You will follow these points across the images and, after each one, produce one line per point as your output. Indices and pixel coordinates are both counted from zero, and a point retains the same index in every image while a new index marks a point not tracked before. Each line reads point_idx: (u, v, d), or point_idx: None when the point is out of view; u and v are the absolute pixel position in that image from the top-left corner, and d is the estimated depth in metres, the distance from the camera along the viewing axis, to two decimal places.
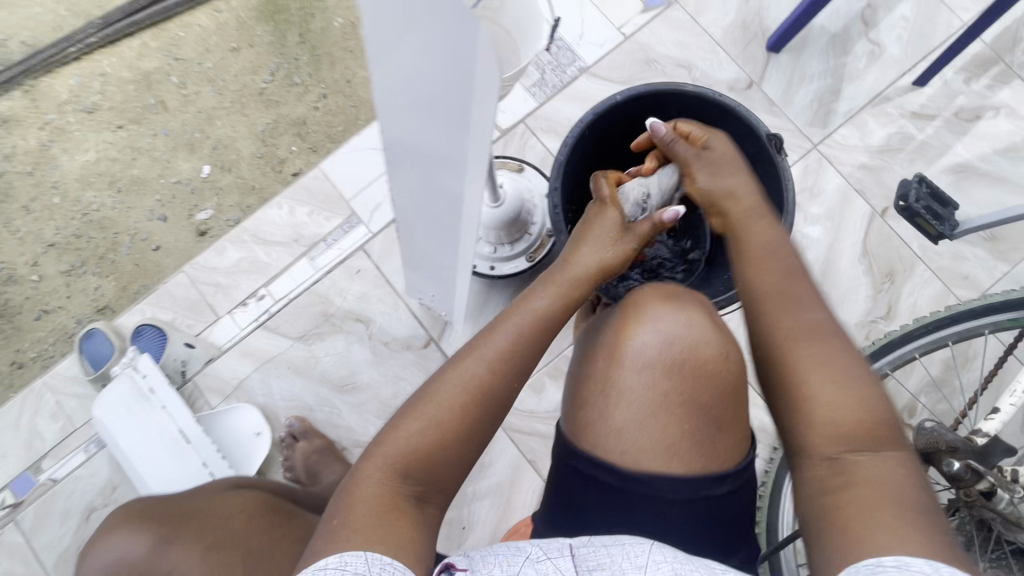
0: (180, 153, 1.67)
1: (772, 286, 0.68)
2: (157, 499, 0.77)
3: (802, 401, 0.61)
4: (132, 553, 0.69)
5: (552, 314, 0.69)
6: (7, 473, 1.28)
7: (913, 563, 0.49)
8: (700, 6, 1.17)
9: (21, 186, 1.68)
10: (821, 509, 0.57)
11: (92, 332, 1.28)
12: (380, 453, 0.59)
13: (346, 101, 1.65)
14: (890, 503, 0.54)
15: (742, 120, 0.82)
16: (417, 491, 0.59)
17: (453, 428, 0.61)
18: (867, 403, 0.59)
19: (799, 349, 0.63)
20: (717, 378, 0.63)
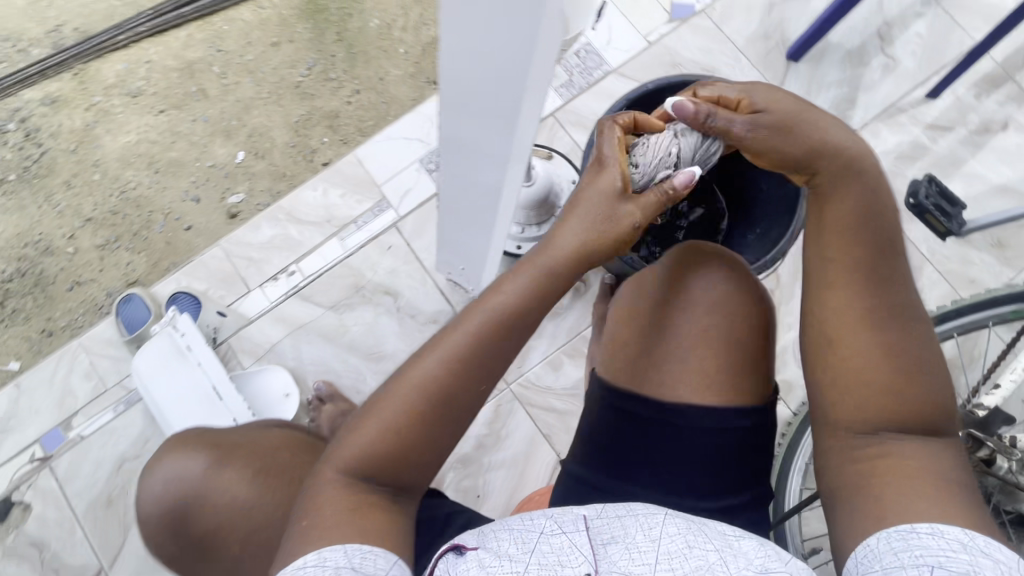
0: (216, 139, 1.61)
1: (852, 262, 0.62)
2: (205, 432, 0.82)
3: (849, 381, 0.62)
4: (190, 473, 0.76)
5: (514, 311, 0.62)
6: (37, 428, 1.23)
7: (948, 531, 0.52)
8: (725, 15, 1.24)
9: (63, 163, 1.60)
10: (852, 476, 0.61)
11: (129, 297, 1.30)
12: (342, 456, 0.61)
13: (378, 97, 1.62)
14: (928, 475, 0.57)
15: None
16: (392, 485, 0.61)
17: (417, 428, 0.61)
18: (920, 393, 0.60)
19: (862, 335, 0.61)
20: (746, 317, 0.73)
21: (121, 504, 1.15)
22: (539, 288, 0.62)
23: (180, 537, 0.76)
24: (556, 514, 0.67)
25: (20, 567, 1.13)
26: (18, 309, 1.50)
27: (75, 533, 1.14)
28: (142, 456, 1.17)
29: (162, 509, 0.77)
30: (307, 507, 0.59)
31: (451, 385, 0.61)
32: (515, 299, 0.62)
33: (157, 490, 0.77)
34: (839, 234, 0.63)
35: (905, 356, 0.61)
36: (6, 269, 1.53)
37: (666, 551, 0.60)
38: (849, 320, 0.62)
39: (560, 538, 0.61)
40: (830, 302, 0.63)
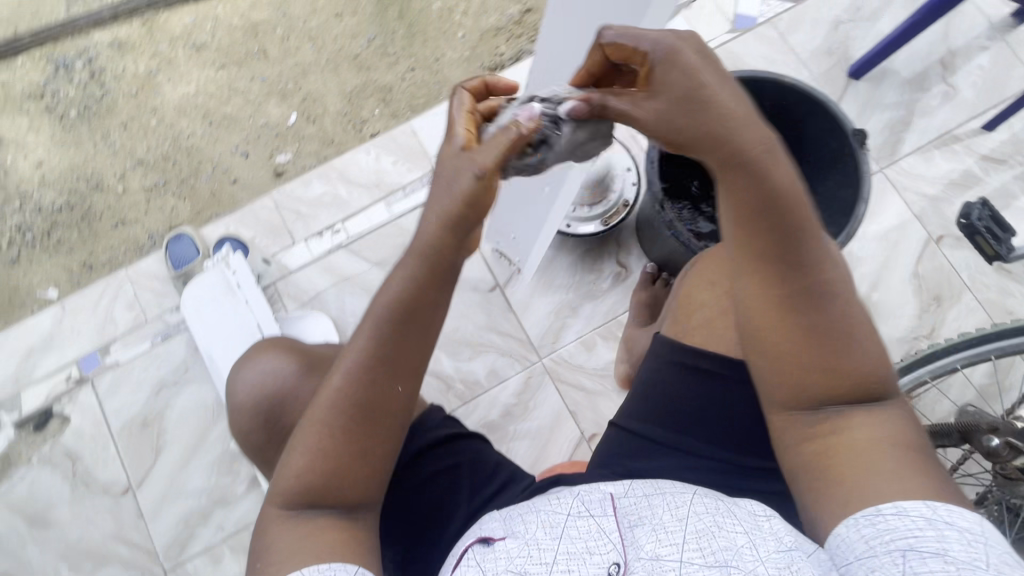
0: (272, 99, 1.61)
1: (764, 251, 0.61)
2: (290, 343, 0.85)
3: (784, 369, 0.62)
4: (282, 372, 0.80)
5: (402, 306, 0.58)
6: (77, 350, 1.27)
7: (910, 509, 0.55)
8: (792, 27, 1.26)
9: (123, 104, 1.61)
10: (814, 465, 0.62)
11: (180, 235, 1.32)
12: (281, 489, 0.60)
13: (431, 78, 1.60)
14: (884, 447, 0.59)
15: (831, 115, 0.85)
16: (341, 506, 0.60)
17: (344, 444, 0.59)
18: (849, 365, 0.60)
19: (780, 323, 0.62)
20: None
21: (155, 429, 1.19)
22: (427, 280, 0.59)
23: (267, 429, 0.79)
24: (584, 492, 0.72)
25: (54, 477, 1.18)
26: (63, 239, 1.52)
27: (108, 450, 1.18)
28: (179, 385, 1.21)
29: (251, 407, 0.80)
30: (264, 546, 0.59)
31: (365, 396, 0.59)
32: (406, 294, 0.59)
33: (250, 385, 0.81)
34: (748, 225, 0.61)
35: (826, 330, 0.60)
36: (56, 199, 1.55)
37: (694, 529, 0.64)
38: (770, 311, 0.62)
39: (587, 522, 0.66)
40: (751, 294, 0.63)
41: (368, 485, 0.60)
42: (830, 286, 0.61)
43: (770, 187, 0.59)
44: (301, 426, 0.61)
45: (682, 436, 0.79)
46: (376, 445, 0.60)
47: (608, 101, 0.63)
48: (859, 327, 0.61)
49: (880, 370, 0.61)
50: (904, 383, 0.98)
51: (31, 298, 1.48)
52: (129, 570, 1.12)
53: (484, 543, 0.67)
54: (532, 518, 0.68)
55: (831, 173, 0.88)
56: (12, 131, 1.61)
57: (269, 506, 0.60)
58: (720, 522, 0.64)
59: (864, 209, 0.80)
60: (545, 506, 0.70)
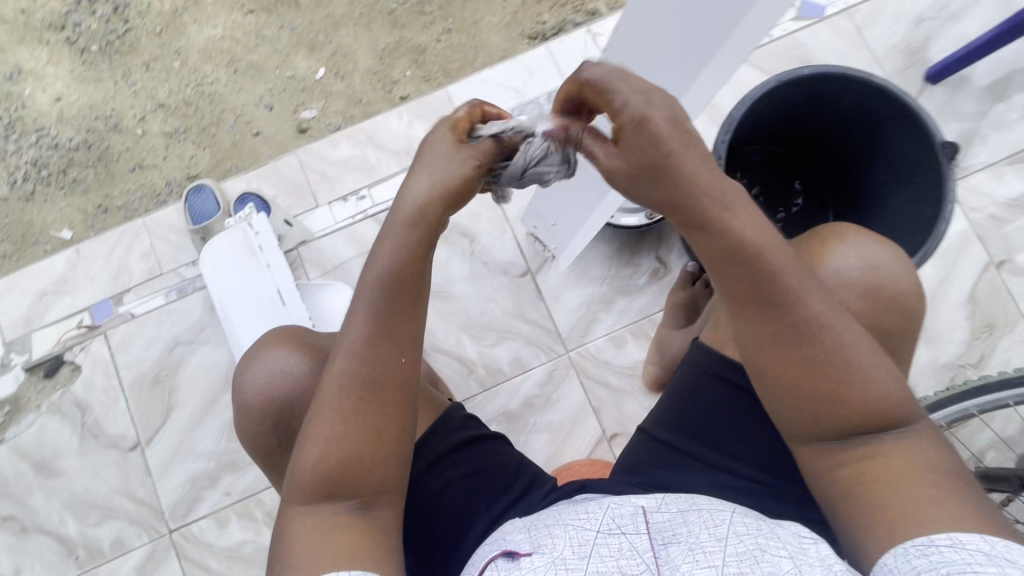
0: (300, 52, 1.49)
1: (742, 298, 0.58)
2: (296, 331, 0.82)
3: (796, 401, 0.59)
4: (293, 370, 0.75)
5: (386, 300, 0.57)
6: (89, 297, 1.24)
7: (969, 540, 0.50)
8: (869, 21, 1.17)
9: (145, 42, 1.52)
10: (851, 492, 0.58)
11: (201, 187, 1.27)
12: (294, 487, 0.56)
13: (468, 41, 1.47)
14: (921, 473, 0.56)
15: (920, 124, 0.78)
16: (356, 499, 0.57)
17: (354, 430, 0.56)
18: (855, 391, 0.57)
19: (775, 361, 0.58)
20: (902, 304, 0.70)
21: (167, 387, 1.16)
22: (424, 248, 0.58)
23: (277, 431, 0.75)
24: (613, 505, 0.65)
25: (63, 426, 1.16)
26: (79, 178, 1.47)
27: (119, 403, 1.16)
28: (194, 344, 1.18)
29: (261, 405, 0.75)
30: (280, 549, 0.55)
31: (361, 378, 0.57)
32: (399, 271, 0.57)
33: (256, 383, 0.76)
34: (724, 273, 0.57)
35: (826, 361, 0.57)
36: (73, 137, 1.49)
37: (734, 551, 0.57)
38: (765, 352, 0.59)
39: (618, 540, 0.60)
40: (744, 337, 0.59)
41: (372, 486, 0.57)
42: (819, 316, 0.56)
43: (742, 235, 0.55)
44: (310, 415, 0.57)
45: (718, 455, 0.74)
46: (370, 446, 0.57)
47: (584, 138, 0.58)
48: (857, 348, 0.57)
49: (890, 385, 0.57)
50: (948, 414, 0.93)
51: (44, 237, 1.45)
52: (133, 525, 1.11)
53: (507, 558, 0.61)
54: (560, 533, 0.62)
55: (907, 184, 0.83)
56: (30, 62, 1.53)
57: (287, 506, 0.56)
58: (764, 547, 0.58)
59: (943, 228, 0.75)
60: (573, 519, 0.64)
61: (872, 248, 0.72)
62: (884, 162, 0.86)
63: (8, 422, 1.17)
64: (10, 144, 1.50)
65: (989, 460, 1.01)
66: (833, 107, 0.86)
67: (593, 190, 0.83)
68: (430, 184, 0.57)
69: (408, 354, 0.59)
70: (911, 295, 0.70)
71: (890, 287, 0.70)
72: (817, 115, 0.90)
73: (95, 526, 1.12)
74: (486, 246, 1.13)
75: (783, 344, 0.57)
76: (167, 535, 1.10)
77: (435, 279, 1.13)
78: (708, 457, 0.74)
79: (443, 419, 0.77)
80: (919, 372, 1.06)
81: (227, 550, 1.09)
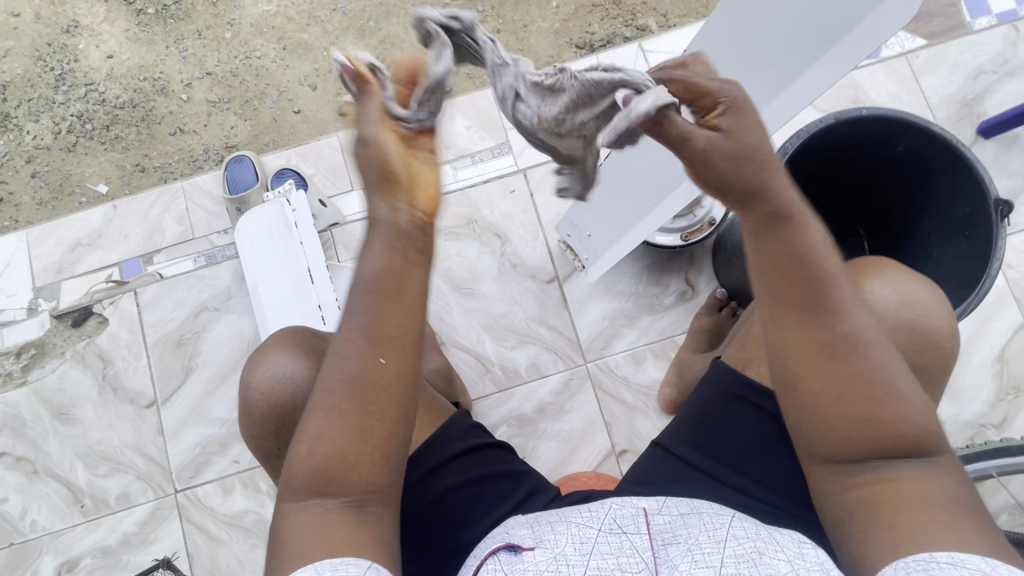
0: (350, 36, 1.51)
1: (795, 298, 0.53)
2: (302, 332, 0.81)
3: (824, 420, 0.54)
4: (296, 376, 0.75)
5: (389, 315, 0.50)
6: (121, 252, 1.26)
7: (970, 560, 0.46)
8: (926, 68, 1.17)
9: (200, 11, 1.55)
10: (857, 508, 0.54)
11: (241, 157, 1.28)
12: (295, 477, 0.53)
13: (516, 44, 1.48)
14: (939, 499, 0.51)
15: (974, 177, 0.78)
16: (348, 498, 0.53)
17: (345, 427, 0.51)
18: (889, 412, 0.52)
19: (813, 370, 0.53)
20: (940, 346, 0.67)
21: (188, 349, 1.18)
22: (399, 245, 0.50)
23: (279, 436, 0.76)
24: (614, 506, 0.63)
25: (83, 376, 1.18)
26: (121, 136, 1.50)
27: (141, 360, 1.18)
28: (219, 312, 1.20)
29: (263, 407, 0.75)
30: (278, 544, 0.54)
31: (347, 381, 0.51)
32: (381, 271, 0.50)
33: (258, 386, 0.76)
34: (780, 275, 0.53)
35: (864, 375, 0.52)
36: (120, 95, 1.52)
37: (732, 553, 0.54)
38: (805, 361, 0.53)
39: (619, 538, 0.57)
40: (781, 341, 0.54)
41: (369, 496, 0.53)
42: (867, 328, 0.53)
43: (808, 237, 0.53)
44: (305, 413, 0.53)
45: (728, 471, 0.72)
46: (360, 457, 0.51)
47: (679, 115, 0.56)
48: (897, 368, 0.53)
49: (925, 415, 0.53)
50: (968, 472, 0.92)
51: (81, 189, 1.48)
52: (140, 481, 1.13)
53: (510, 551, 0.58)
54: (563, 530, 0.60)
55: (952, 237, 0.83)
56: (88, 17, 1.56)
57: (287, 496, 0.53)
58: (762, 549, 0.54)
59: (987, 284, 0.74)
60: (574, 516, 0.62)
61: (912, 286, 0.68)
62: (931, 209, 0.85)
63: (30, 366, 1.20)
64: (59, 95, 1.53)
65: (1001, 523, 0.99)
66: (885, 150, 0.86)
67: (634, 208, 0.86)
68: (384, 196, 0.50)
69: (388, 355, 0.51)
70: (945, 334, 0.67)
71: (928, 326, 0.67)
72: (868, 157, 0.89)
73: (103, 477, 1.14)
74: (517, 248, 1.14)
75: (830, 389, 0.53)
76: (172, 495, 1.12)
77: (463, 274, 1.14)
78: (723, 473, 0.72)
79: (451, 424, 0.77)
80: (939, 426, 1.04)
81: (229, 518, 1.10)
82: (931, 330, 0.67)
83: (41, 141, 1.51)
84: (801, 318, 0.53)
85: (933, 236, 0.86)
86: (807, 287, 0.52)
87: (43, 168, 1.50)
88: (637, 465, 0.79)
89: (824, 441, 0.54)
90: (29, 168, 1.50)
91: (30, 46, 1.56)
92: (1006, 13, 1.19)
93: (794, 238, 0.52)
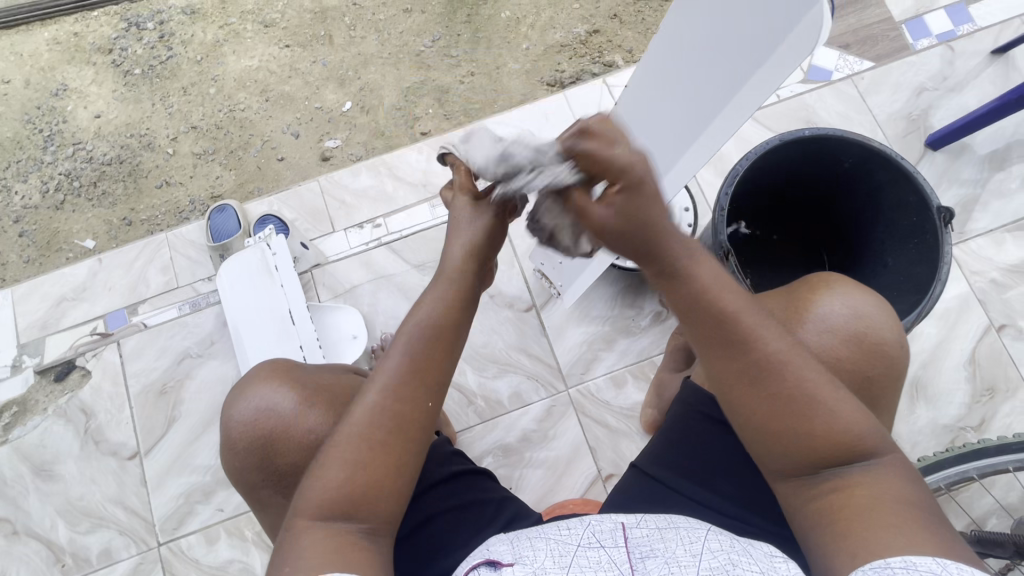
0: (330, 85, 1.57)
1: (707, 337, 0.55)
2: (292, 364, 0.82)
3: (769, 439, 0.56)
4: (280, 407, 0.75)
5: (438, 373, 0.59)
6: (105, 304, 1.27)
7: (920, 563, 0.47)
8: (872, 88, 1.23)
9: (185, 69, 1.61)
10: (818, 519, 0.55)
11: (224, 207, 1.31)
12: (320, 493, 0.54)
13: (489, 84, 1.54)
14: (889, 505, 0.52)
15: (916, 187, 0.82)
16: (366, 523, 0.55)
17: (377, 456, 0.56)
18: (826, 422, 0.54)
19: (745, 400, 0.56)
20: (888, 357, 0.69)
21: (172, 398, 1.18)
22: (460, 304, 0.62)
23: (261, 467, 0.75)
24: (594, 522, 0.63)
25: (66, 431, 1.18)
26: (108, 192, 1.54)
27: (123, 412, 1.18)
28: (202, 358, 1.21)
29: (245, 441, 0.75)
30: (289, 552, 0.52)
31: (394, 415, 0.57)
32: (438, 319, 0.61)
33: (240, 418, 0.76)
34: (694, 326, 0.56)
35: (787, 396, 0.54)
36: (107, 152, 1.57)
37: (708, 565, 0.54)
38: (736, 393, 0.56)
39: (598, 552, 0.57)
40: (714, 376, 0.57)
41: (377, 514, 0.55)
42: (780, 350, 0.55)
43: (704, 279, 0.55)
44: (331, 440, 0.57)
45: (705, 490, 0.72)
46: (380, 480, 0.56)
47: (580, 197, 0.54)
48: (821, 377, 0.55)
49: (860, 421, 0.55)
50: (947, 475, 0.92)
51: (68, 245, 1.51)
52: (123, 536, 1.11)
53: (490, 566, 0.57)
54: (541, 545, 0.60)
55: (905, 244, 0.86)
56: (75, 80, 1.62)
57: (302, 517, 0.54)
58: (735, 561, 0.55)
59: (938, 289, 0.78)
60: (552, 530, 0.63)
61: (860, 298, 0.70)
62: (881, 219, 0.89)
63: (13, 423, 1.20)
64: (47, 156, 1.58)
65: (990, 527, 0.99)
66: (832, 164, 0.90)
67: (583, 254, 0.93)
68: (462, 252, 0.63)
69: (434, 399, 0.59)
70: (894, 346, 0.69)
71: (879, 340, 0.69)
72: (819, 170, 0.93)
73: (85, 534, 1.12)
74: (493, 279, 1.16)
75: (757, 410, 0.55)
76: (155, 548, 1.10)
77: None
78: (700, 493, 0.72)
79: (432, 454, 0.78)
80: (919, 430, 1.06)
81: (213, 568, 1.08)
82: (883, 344, 0.68)
83: (29, 201, 1.54)
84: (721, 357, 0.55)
85: (886, 244, 0.90)
86: (706, 322, 0.55)
87: (29, 227, 1.52)
88: (617, 488, 0.79)
89: (765, 449, 0.57)
90: (16, 228, 1.52)
91: (19, 110, 1.61)
92: (945, 33, 1.26)
93: (693, 284, 0.55)
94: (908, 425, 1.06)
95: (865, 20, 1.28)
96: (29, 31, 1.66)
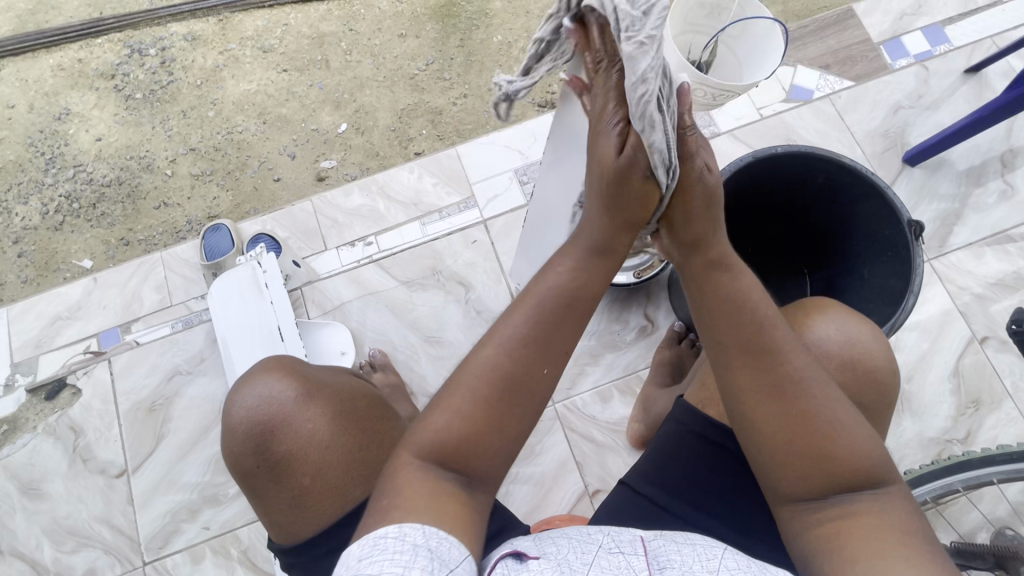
0: (325, 108, 1.61)
1: (740, 345, 0.56)
2: (298, 365, 0.82)
3: (785, 453, 0.55)
4: (281, 397, 0.77)
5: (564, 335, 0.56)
6: (99, 323, 1.28)
7: None
8: (849, 106, 1.27)
9: (185, 93, 1.66)
10: (815, 544, 0.53)
11: (218, 226, 1.30)
12: (417, 442, 0.54)
13: (482, 106, 1.58)
14: (890, 534, 0.51)
15: (887, 202, 0.83)
16: (459, 475, 0.53)
17: (481, 412, 0.53)
18: (833, 450, 0.53)
19: (766, 411, 0.55)
20: (876, 386, 0.69)
21: (161, 415, 1.19)
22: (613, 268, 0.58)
23: (260, 453, 0.74)
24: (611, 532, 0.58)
25: (55, 448, 1.18)
26: (107, 212, 1.57)
27: (112, 430, 1.18)
28: (192, 375, 1.21)
29: (242, 432, 0.75)
30: (386, 490, 0.51)
31: (502, 373, 0.54)
32: (575, 288, 0.56)
33: (242, 411, 0.76)
34: (731, 327, 0.57)
35: (812, 411, 0.54)
36: (107, 173, 1.60)
37: None
38: (753, 398, 0.55)
39: (619, 557, 0.52)
40: (738, 383, 0.56)
41: (480, 466, 0.53)
42: (809, 368, 0.55)
43: (735, 288, 0.57)
44: (436, 395, 0.56)
45: (694, 509, 0.73)
46: (490, 441, 0.53)
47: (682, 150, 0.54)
48: (841, 406, 0.55)
49: (863, 449, 0.54)
50: (931, 488, 0.91)
51: (66, 266, 1.53)
52: (109, 555, 1.11)
53: (515, 559, 0.51)
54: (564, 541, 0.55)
55: (880, 257, 0.88)
56: (78, 105, 1.66)
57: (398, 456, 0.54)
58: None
59: (910, 302, 0.79)
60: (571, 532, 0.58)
61: (854, 327, 0.71)
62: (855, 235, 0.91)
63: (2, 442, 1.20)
64: (47, 178, 1.61)
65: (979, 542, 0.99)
66: (806, 182, 0.92)
67: None
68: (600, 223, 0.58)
69: (551, 366, 0.55)
70: (884, 371, 0.70)
71: (867, 364, 0.69)
72: (794, 188, 0.95)
73: (70, 553, 1.12)
74: None
75: (789, 417, 0.54)
76: (141, 567, 1.10)
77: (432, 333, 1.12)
78: (689, 513, 0.73)
79: None
80: (906, 443, 1.06)
81: None
82: (869, 367, 0.69)
83: (29, 222, 1.57)
84: (747, 363, 0.56)
85: (863, 258, 0.91)
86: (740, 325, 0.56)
87: (28, 248, 1.55)
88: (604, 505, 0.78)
89: (776, 467, 0.55)
90: (15, 248, 1.54)
91: (23, 134, 1.65)
92: (922, 53, 1.30)
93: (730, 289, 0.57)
94: (895, 437, 1.06)
95: (843, 41, 1.32)
96: (34, 57, 1.71)
